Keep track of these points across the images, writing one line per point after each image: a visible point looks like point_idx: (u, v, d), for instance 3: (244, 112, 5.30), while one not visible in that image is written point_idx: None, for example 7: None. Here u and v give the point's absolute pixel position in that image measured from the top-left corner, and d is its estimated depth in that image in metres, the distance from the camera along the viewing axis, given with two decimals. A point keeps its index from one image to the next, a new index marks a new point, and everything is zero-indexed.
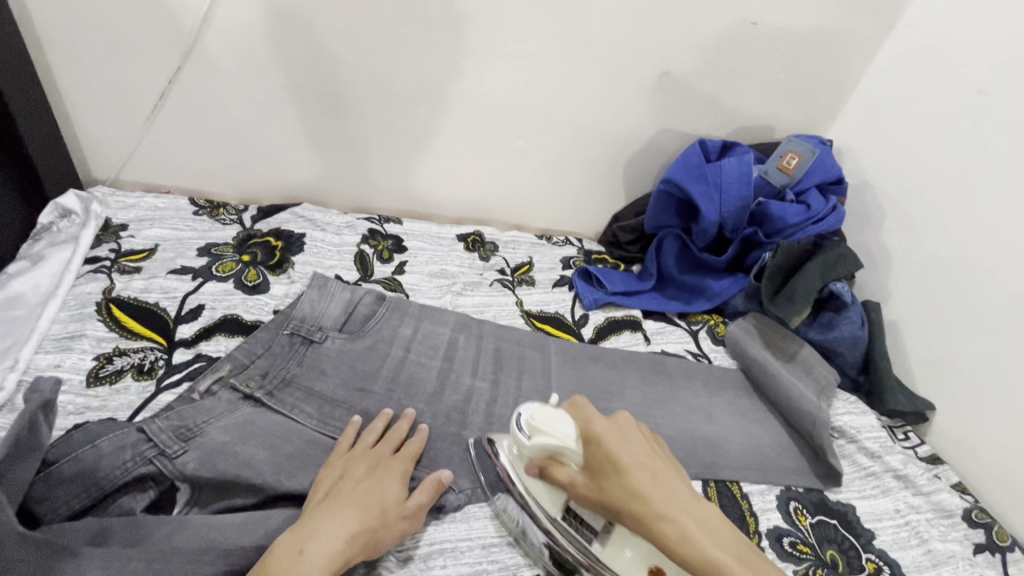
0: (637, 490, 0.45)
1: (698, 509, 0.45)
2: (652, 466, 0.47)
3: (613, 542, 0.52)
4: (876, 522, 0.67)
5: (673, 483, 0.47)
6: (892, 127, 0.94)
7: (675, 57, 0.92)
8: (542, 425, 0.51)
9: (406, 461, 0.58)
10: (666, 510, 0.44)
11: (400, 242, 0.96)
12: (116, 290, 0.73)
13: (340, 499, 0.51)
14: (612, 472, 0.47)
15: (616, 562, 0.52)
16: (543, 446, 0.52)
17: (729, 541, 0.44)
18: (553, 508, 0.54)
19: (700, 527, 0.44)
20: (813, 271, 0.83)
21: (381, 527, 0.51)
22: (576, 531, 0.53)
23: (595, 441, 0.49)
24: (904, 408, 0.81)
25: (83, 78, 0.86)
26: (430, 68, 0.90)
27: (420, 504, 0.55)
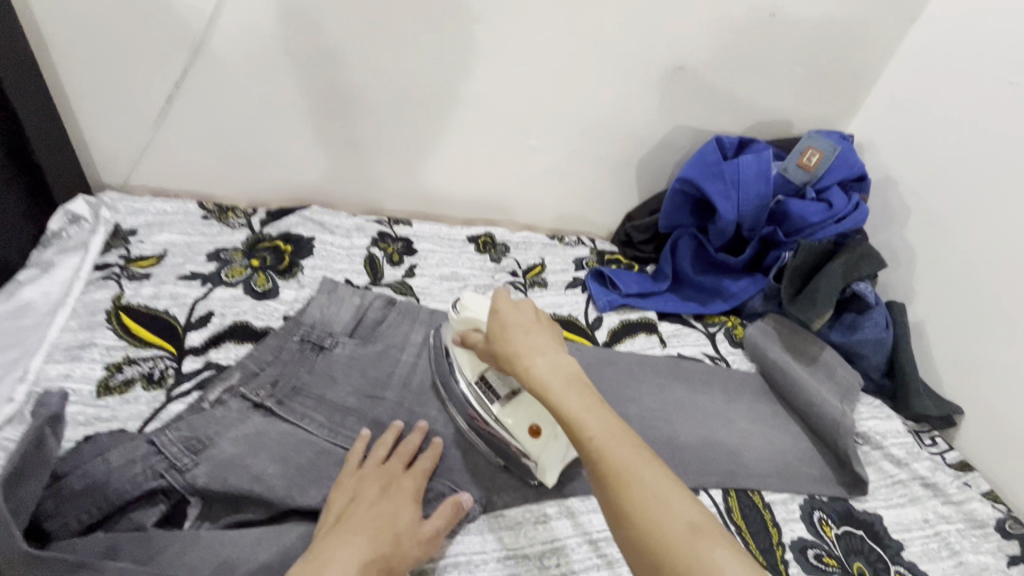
0: (506, 335, 0.54)
1: (553, 352, 0.52)
2: (527, 323, 0.55)
3: (512, 403, 0.60)
4: (905, 532, 0.65)
5: (539, 334, 0.54)
6: (916, 121, 0.90)
7: (689, 52, 0.90)
8: (468, 303, 0.60)
9: (419, 477, 0.57)
10: (522, 347, 0.52)
11: (410, 244, 0.95)
12: (126, 297, 0.72)
13: (352, 524, 0.49)
14: (496, 326, 0.55)
15: (507, 417, 0.59)
16: (468, 320, 0.60)
17: (568, 376, 0.49)
18: (469, 374, 0.61)
19: (548, 362, 0.50)
20: (835, 271, 0.81)
21: (397, 551, 0.49)
22: (483, 393, 0.60)
23: (495, 311, 0.57)
24: (931, 413, 0.79)
25: (91, 83, 0.85)
26: (437, 67, 0.88)
27: (436, 530, 0.53)
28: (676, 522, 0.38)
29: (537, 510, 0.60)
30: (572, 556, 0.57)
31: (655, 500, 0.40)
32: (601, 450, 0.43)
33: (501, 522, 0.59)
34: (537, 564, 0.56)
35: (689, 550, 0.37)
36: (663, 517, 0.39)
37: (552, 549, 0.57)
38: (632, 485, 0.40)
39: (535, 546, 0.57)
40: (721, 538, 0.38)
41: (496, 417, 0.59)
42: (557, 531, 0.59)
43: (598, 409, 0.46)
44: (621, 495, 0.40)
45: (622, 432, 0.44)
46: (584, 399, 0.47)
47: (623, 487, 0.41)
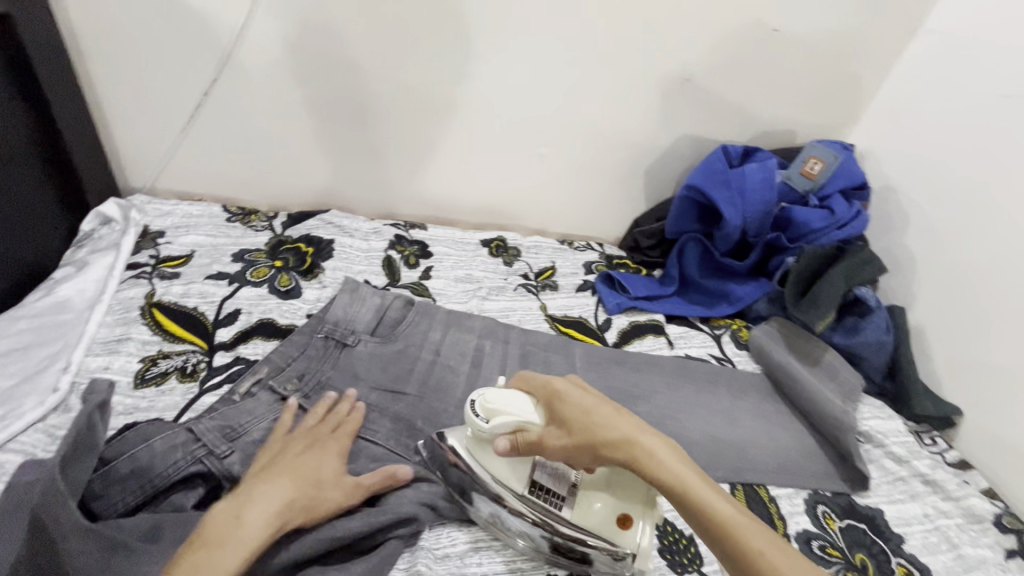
0: (599, 422, 0.49)
1: (655, 435, 0.49)
2: (614, 406, 0.51)
3: (581, 501, 0.55)
4: (905, 526, 0.67)
5: (631, 416, 0.51)
6: (915, 132, 0.94)
7: (696, 65, 0.94)
8: (498, 404, 0.54)
9: (346, 438, 0.59)
10: (631, 433, 0.48)
11: (425, 247, 0.98)
12: (158, 295, 0.76)
13: (276, 471, 0.52)
14: (578, 416, 0.50)
15: (587, 518, 0.53)
16: (507, 425, 0.53)
17: (694, 472, 0.46)
18: (519, 486, 0.54)
19: (665, 451, 0.47)
20: (837, 276, 0.83)
21: (319, 497, 0.52)
22: (546, 502, 0.54)
23: (557, 399, 0.52)
24: (931, 413, 0.81)
25: (123, 90, 0.89)
26: (454, 78, 0.92)
27: (360, 483, 0.56)
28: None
29: None
30: None
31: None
32: (774, 570, 0.39)
33: None
34: None
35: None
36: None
37: None
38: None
39: None
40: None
41: (573, 521, 0.54)
42: None
43: (742, 510, 0.44)
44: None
45: (779, 540, 0.42)
46: (726, 501, 0.44)
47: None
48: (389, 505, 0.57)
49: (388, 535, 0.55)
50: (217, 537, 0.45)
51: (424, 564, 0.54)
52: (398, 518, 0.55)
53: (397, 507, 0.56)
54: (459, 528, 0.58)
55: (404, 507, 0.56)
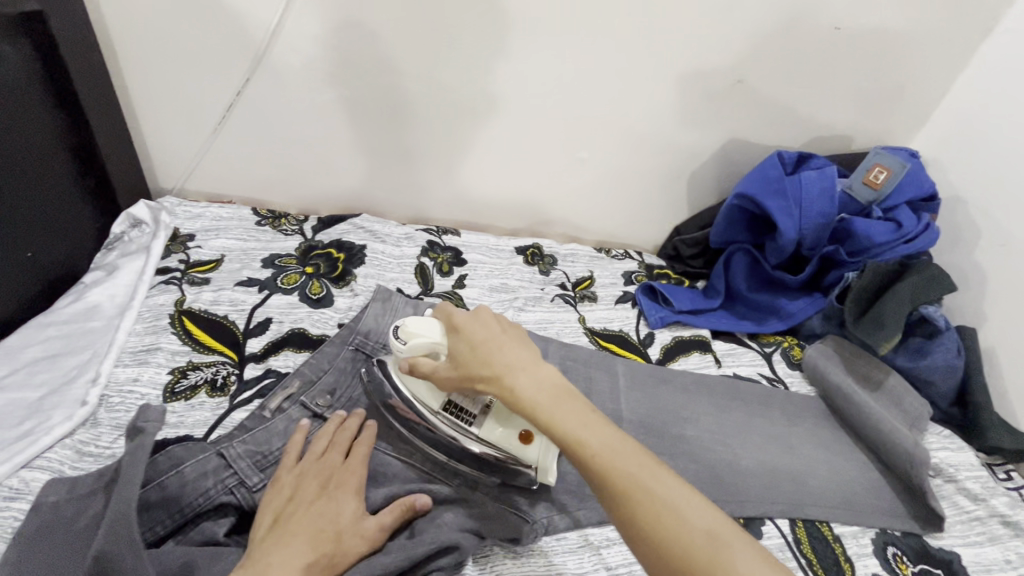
0: (480, 356, 0.50)
1: (530, 366, 0.50)
2: (498, 337, 0.52)
3: (489, 421, 0.56)
4: (986, 573, 0.61)
5: (515, 348, 0.51)
6: (987, 139, 0.87)
7: (749, 65, 0.88)
8: (413, 329, 0.54)
9: (359, 468, 0.54)
10: (504, 366, 0.49)
11: (459, 254, 0.95)
12: (188, 302, 0.73)
13: (290, 526, 0.48)
14: (465, 348, 0.51)
15: (491, 435, 0.55)
16: (421, 347, 0.54)
17: (553, 394, 0.48)
18: (432, 403, 0.56)
19: (530, 379, 0.48)
20: (903, 294, 0.77)
21: (339, 549, 0.48)
22: (457, 418, 0.56)
23: (455, 329, 0.53)
24: (1007, 446, 0.75)
25: (155, 89, 0.87)
26: (492, 78, 0.88)
27: (382, 525, 0.51)
28: (696, 536, 0.39)
29: (598, 535, 0.58)
30: None
31: (670, 513, 0.40)
32: (630, 496, 0.41)
33: (562, 546, 0.57)
34: None
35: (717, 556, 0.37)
36: (682, 528, 0.39)
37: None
38: (643, 499, 0.41)
39: (598, 572, 0.55)
40: (740, 539, 0.39)
41: (480, 438, 0.55)
42: (621, 557, 0.56)
43: (593, 422, 0.45)
44: (635, 511, 0.40)
45: (624, 446, 0.44)
46: (577, 416, 0.46)
47: (640, 505, 0.40)
48: (428, 533, 0.52)
49: (430, 565, 0.50)
50: None
51: None
52: (439, 547, 0.50)
53: (437, 535, 0.52)
54: (504, 563, 0.54)
55: (444, 534, 0.52)
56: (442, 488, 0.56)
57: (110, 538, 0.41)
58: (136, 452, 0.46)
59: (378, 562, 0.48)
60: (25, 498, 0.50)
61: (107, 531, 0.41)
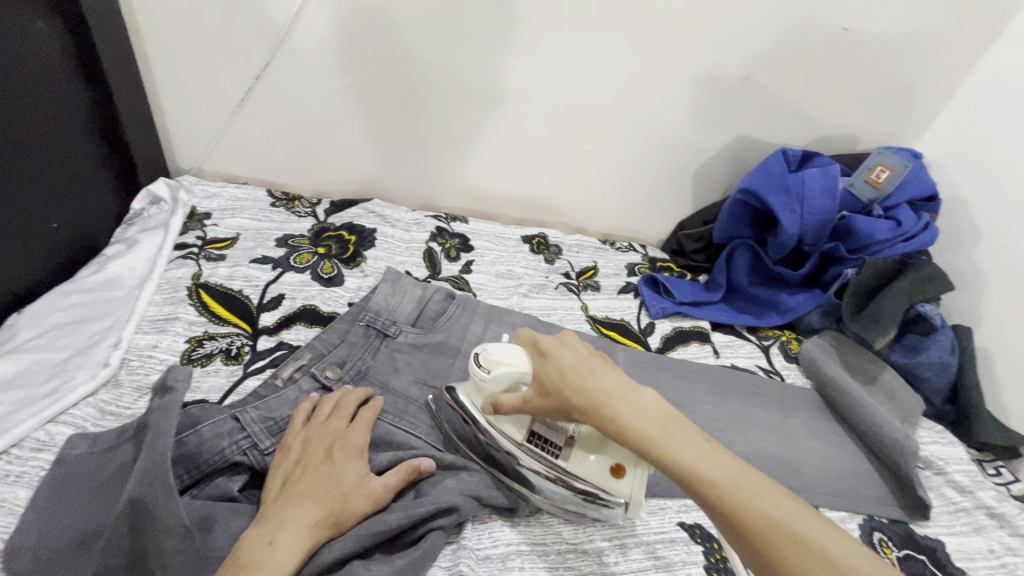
0: (578, 384, 0.49)
1: (633, 393, 0.48)
2: (589, 361, 0.50)
3: (576, 452, 0.55)
4: (969, 561, 0.63)
5: (611, 374, 0.50)
6: (989, 142, 0.88)
7: (757, 64, 0.90)
8: (495, 357, 0.54)
9: (363, 431, 0.56)
10: (605, 397, 0.48)
11: (466, 241, 0.97)
12: (204, 276, 0.76)
13: (297, 489, 0.50)
14: (555, 375, 0.50)
15: (580, 468, 0.54)
16: (503, 377, 0.54)
17: (665, 425, 0.46)
18: (518, 434, 0.55)
19: (637, 411, 0.47)
20: (899, 292, 0.79)
21: (346, 508, 0.50)
22: (541, 450, 0.55)
23: (541, 354, 0.52)
24: (997, 442, 0.76)
25: (178, 72, 0.90)
26: (505, 70, 0.90)
27: (386, 485, 0.53)
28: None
29: None
30: (633, 555, 0.56)
31: (820, 558, 0.39)
32: (775, 541, 0.40)
33: (560, 517, 0.59)
34: (598, 560, 0.55)
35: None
36: (837, 574, 0.38)
37: (612, 546, 0.57)
38: (787, 543, 0.40)
39: (594, 542, 0.57)
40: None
41: (566, 471, 0.54)
42: (616, 529, 0.59)
43: (716, 458, 0.44)
44: (782, 556, 0.39)
45: (749, 481, 0.43)
46: (695, 446, 0.45)
47: (788, 551, 0.39)
48: (429, 495, 0.54)
49: (430, 525, 0.53)
50: (251, 565, 0.44)
51: (467, 564, 0.52)
52: (439, 508, 0.53)
53: (437, 496, 0.54)
54: (503, 530, 0.56)
55: (444, 496, 0.54)
56: (442, 455, 0.59)
57: (145, 484, 0.44)
58: (167, 408, 0.50)
59: (381, 520, 0.51)
60: (50, 450, 0.53)
61: (141, 478, 0.45)
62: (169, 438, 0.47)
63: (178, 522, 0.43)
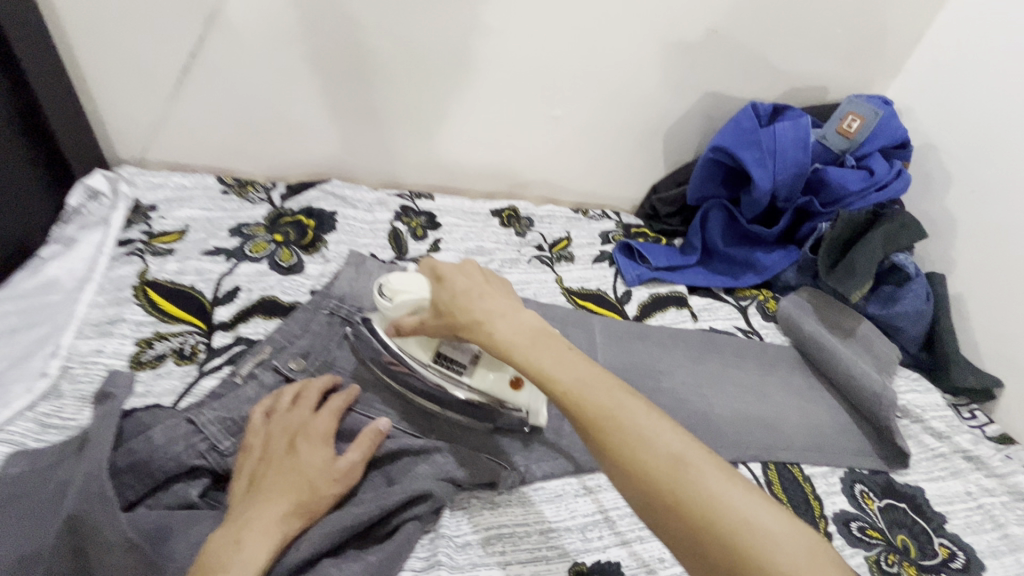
0: (465, 304, 0.51)
1: (512, 314, 0.50)
2: (480, 287, 0.52)
3: (479, 370, 0.58)
4: (948, 505, 0.64)
5: (497, 297, 0.52)
6: (959, 85, 0.87)
7: (723, 14, 0.86)
8: (398, 286, 0.56)
9: (328, 419, 0.54)
10: (485, 315, 0.49)
11: (433, 218, 0.93)
12: (151, 273, 0.71)
13: (263, 486, 0.48)
14: (448, 301, 0.52)
15: (482, 384, 0.57)
16: (407, 304, 0.55)
17: (531, 336, 0.48)
18: (422, 356, 0.57)
19: (511, 327, 0.49)
20: (874, 243, 0.78)
21: (315, 495, 0.48)
22: (448, 369, 0.57)
23: (439, 280, 0.54)
24: (971, 385, 0.77)
25: (103, 53, 0.82)
26: (462, 34, 0.84)
27: (353, 464, 0.51)
28: (663, 459, 0.39)
29: (575, 484, 0.59)
30: (619, 528, 0.56)
31: (638, 438, 0.40)
32: (610, 425, 0.41)
33: (542, 495, 0.57)
34: (580, 536, 0.54)
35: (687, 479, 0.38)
36: (645, 450, 0.40)
37: (594, 522, 0.56)
38: (618, 429, 0.41)
39: (576, 519, 0.56)
40: (707, 459, 0.40)
41: (470, 386, 0.57)
42: (599, 504, 0.57)
43: (569, 360, 0.46)
44: (609, 441, 0.41)
45: (595, 377, 0.45)
46: (552, 352, 0.47)
47: (613, 433, 0.41)
48: (402, 484, 0.52)
49: (406, 514, 0.51)
50: (214, 566, 0.41)
51: (446, 553, 0.50)
52: (412, 496, 0.51)
53: (411, 485, 0.52)
54: (481, 513, 0.55)
55: (417, 484, 0.51)
56: (412, 440, 0.56)
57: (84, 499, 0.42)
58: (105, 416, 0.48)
59: (348, 513, 0.48)
60: None
61: (81, 492, 0.42)
62: (106, 448, 0.45)
63: (124, 537, 0.41)
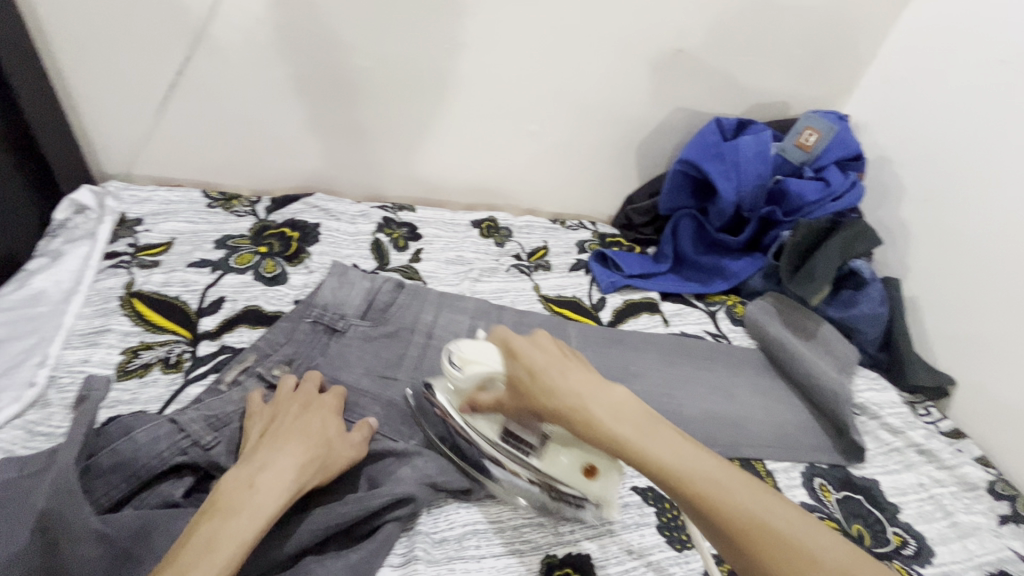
0: (549, 386, 0.48)
1: (607, 395, 0.47)
2: (562, 364, 0.49)
3: (550, 450, 0.55)
4: (902, 496, 0.67)
5: (582, 374, 0.49)
6: (909, 100, 0.92)
7: (688, 35, 0.91)
8: (469, 356, 0.54)
9: (336, 396, 0.59)
10: (578, 400, 0.46)
11: (414, 230, 0.96)
12: (137, 285, 0.73)
13: (278, 439, 0.52)
14: (529, 380, 0.49)
15: (552, 467, 0.54)
16: (476, 376, 0.54)
17: (638, 423, 0.46)
18: (490, 433, 0.56)
19: (613, 413, 0.46)
20: (832, 250, 0.83)
21: (328, 454, 0.53)
22: (515, 449, 0.55)
23: (513, 355, 0.52)
24: (925, 383, 0.81)
25: (91, 71, 0.85)
26: (441, 54, 0.88)
27: (360, 436, 0.57)
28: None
29: None
30: (589, 522, 0.58)
31: (794, 552, 0.39)
32: (758, 535, 0.40)
33: (515, 493, 0.60)
34: (552, 531, 0.57)
35: (722, 503, 0.41)
36: (806, 567, 0.38)
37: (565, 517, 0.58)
38: (771, 541, 0.39)
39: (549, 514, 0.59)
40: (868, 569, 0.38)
41: (538, 468, 0.55)
42: None
43: (688, 453, 0.44)
44: (758, 552, 0.39)
45: (722, 475, 0.42)
46: (668, 444, 0.44)
47: (765, 546, 0.39)
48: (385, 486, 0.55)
49: (386, 515, 0.53)
50: (235, 505, 0.45)
51: (422, 549, 0.53)
52: (395, 499, 0.53)
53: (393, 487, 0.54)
54: (458, 511, 0.57)
55: (400, 487, 0.54)
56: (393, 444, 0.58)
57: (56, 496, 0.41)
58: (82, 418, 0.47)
59: (330, 513, 0.51)
60: None
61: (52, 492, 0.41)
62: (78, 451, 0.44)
63: (90, 529, 0.43)
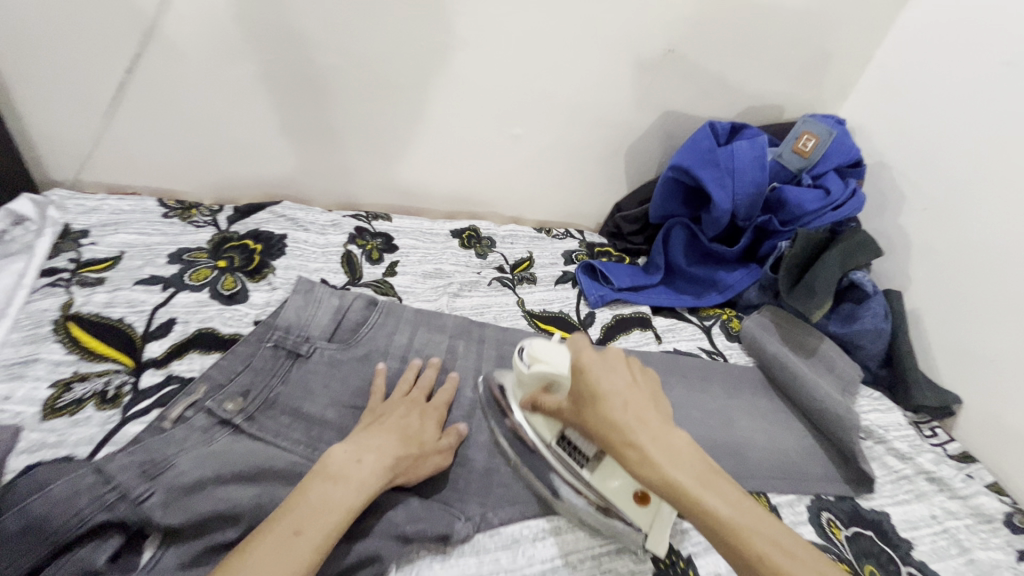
0: (607, 411, 0.47)
1: (664, 434, 0.45)
2: (625, 393, 0.48)
3: (604, 467, 0.54)
4: (914, 530, 0.62)
5: (647, 409, 0.47)
6: (908, 104, 0.88)
7: (680, 34, 0.85)
8: (539, 355, 0.55)
9: (441, 397, 0.61)
10: (636, 431, 0.45)
11: (390, 240, 0.90)
12: (76, 306, 0.66)
13: (383, 429, 0.55)
14: (589, 398, 0.48)
15: (602, 483, 0.54)
16: (541, 376, 0.55)
17: (700, 474, 0.43)
18: (547, 434, 0.57)
19: (668, 453, 0.44)
20: (832, 262, 0.78)
21: (418, 457, 0.54)
22: (569, 455, 0.56)
23: (578, 368, 0.51)
24: (931, 404, 0.77)
25: (30, 69, 0.77)
26: (418, 53, 0.82)
27: (450, 445, 0.58)
28: None
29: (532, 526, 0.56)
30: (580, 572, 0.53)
31: None
32: None
33: (495, 541, 0.54)
34: None
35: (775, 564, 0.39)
36: None
37: (553, 567, 0.53)
38: None
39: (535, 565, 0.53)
40: None
41: (588, 481, 0.54)
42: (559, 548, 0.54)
43: (745, 510, 0.41)
44: None
45: (779, 541, 0.40)
46: (723, 495, 0.42)
47: None
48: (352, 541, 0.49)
49: None
50: (335, 480, 0.48)
51: None
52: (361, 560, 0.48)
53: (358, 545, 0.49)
54: (432, 566, 0.51)
55: (366, 543, 0.49)
56: None
57: None
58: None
59: None
60: None
61: None
62: None
63: None
